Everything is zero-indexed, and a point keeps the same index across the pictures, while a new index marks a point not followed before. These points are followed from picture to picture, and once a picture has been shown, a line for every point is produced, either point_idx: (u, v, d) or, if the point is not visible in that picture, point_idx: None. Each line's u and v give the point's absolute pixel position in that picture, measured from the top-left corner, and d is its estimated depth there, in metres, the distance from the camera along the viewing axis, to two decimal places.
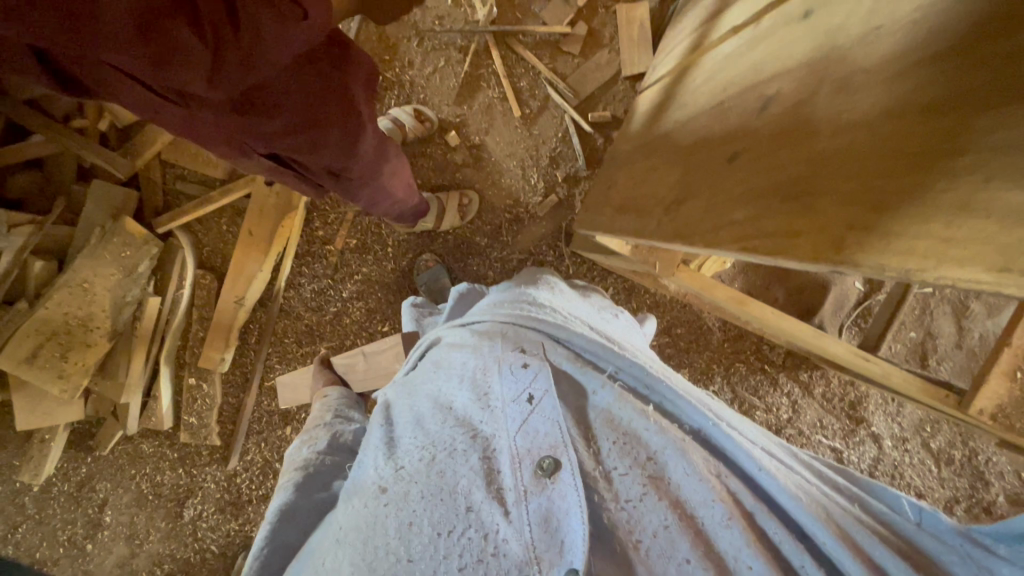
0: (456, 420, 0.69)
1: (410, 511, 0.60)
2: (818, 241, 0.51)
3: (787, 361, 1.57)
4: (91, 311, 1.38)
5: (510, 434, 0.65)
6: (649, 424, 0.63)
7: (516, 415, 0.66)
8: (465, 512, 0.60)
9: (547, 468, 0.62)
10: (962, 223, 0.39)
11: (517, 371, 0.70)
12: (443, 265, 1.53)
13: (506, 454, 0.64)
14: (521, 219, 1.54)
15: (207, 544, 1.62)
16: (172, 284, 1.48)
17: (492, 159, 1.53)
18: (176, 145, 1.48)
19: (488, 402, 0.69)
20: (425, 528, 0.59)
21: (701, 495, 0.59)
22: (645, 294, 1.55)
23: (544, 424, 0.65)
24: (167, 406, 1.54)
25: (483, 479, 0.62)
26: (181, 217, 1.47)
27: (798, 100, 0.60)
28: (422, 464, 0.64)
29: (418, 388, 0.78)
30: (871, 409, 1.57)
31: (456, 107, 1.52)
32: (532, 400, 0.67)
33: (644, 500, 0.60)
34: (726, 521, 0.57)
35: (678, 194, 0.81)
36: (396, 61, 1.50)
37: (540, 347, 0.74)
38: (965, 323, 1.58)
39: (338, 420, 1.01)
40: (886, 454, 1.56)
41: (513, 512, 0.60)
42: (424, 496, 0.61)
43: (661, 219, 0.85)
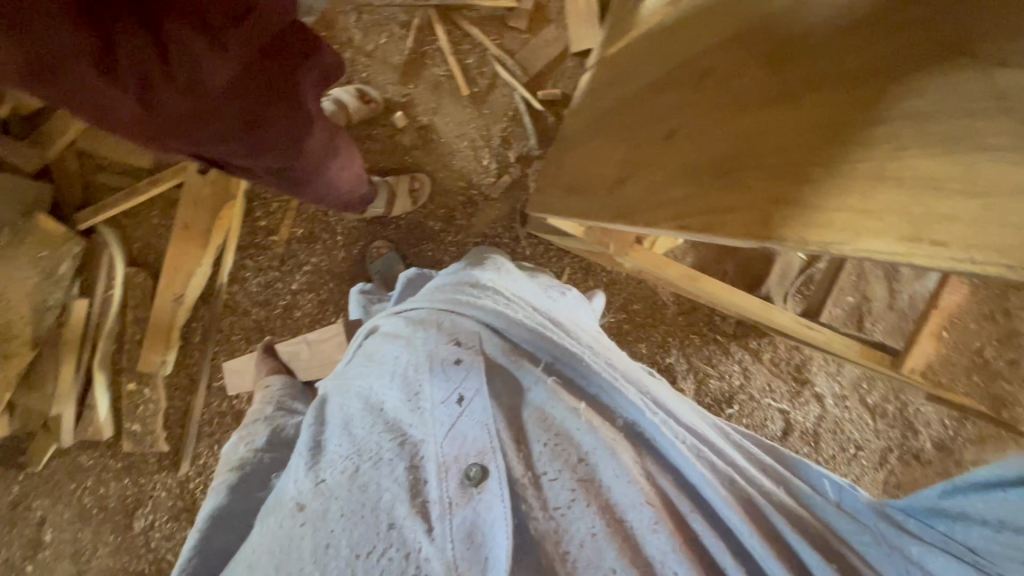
0: (387, 424, 0.67)
1: (326, 532, 0.58)
2: (747, 220, 0.51)
3: (737, 330, 1.63)
4: (8, 320, 1.27)
5: (438, 440, 0.64)
6: (580, 423, 0.64)
7: (444, 418, 0.65)
8: (387, 530, 0.59)
9: (473, 476, 0.62)
10: (877, 192, 0.38)
11: (449, 369, 0.69)
12: (396, 253, 1.48)
13: (433, 462, 0.63)
14: (474, 202, 1.51)
15: (162, 555, 1.55)
16: (101, 284, 1.38)
17: (441, 140, 1.48)
18: (93, 132, 1.35)
19: (418, 402, 0.67)
20: (342, 549, 0.58)
21: (630, 498, 0.60)
22: (602, 272, 1.57)
23: (472, 428, 0.65)
24: (105, 415, 1.43)
25: (407, 491, 0.61)
26: (105, 211, 1.36)
27: (733, 70, 0.60)
28: (344, 476, 0.62)
29: (350, 385, 0.75)
30: (814, 370, 1.66)
31: (401, 86, 1.45)
32: (461, 401, 0.66)
33: (572, 507, 0.60)
34: (652, 525, 0.59)
35: (623, 171, 0.81)
36: (334, 38, 1.42)
37: (477, 338, 0.72)
38: (897, 285, 1.69)
39: (281, 412, 0.92)
40: (829, 412, 1.66)
41: (437, 529, 0.60)
42: (343, 514, 0.59)
43: (609, 197, 0.84)
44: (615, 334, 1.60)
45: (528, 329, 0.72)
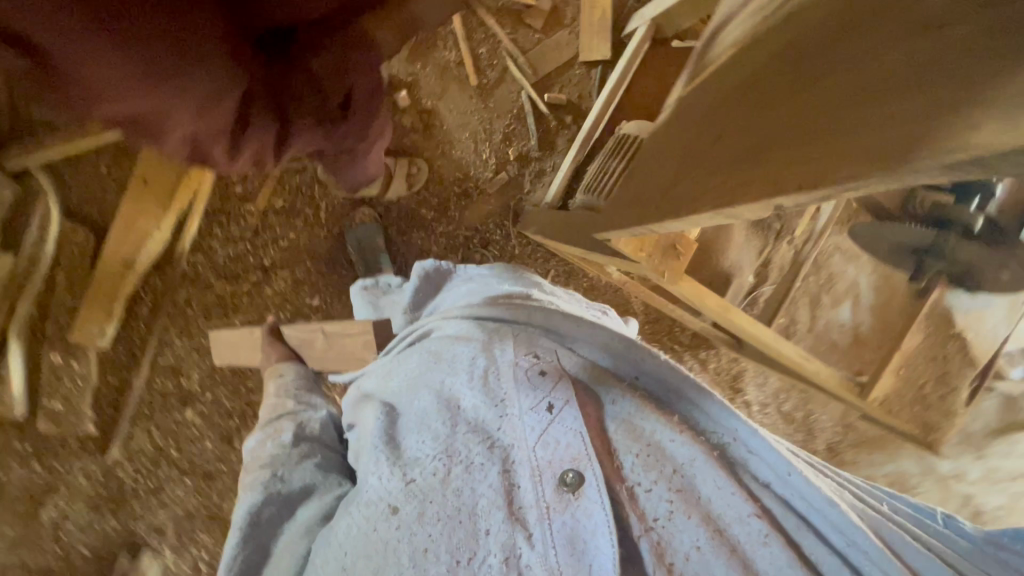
0: (472, 429, 0.66)
1: (424, 536, 0.59)
2: (758, 173, 0.41)
3: (691, 341, 1.79)
4: None
5: (529, 446, 0.63)
6: (679, 440, 0.62)
7: (534, 425, 0.64)
8: (484, 535, 0.59)
9: (570, 482, 0.61)
10: (884, 105, 0.29)
11: (535, 379, 0.67)
12: (378, 223, 1.42)
13: (525, 470, 0.62)
14: (470, 194, 1.48)
15: (74, 546, 1.37)
16: (31, 237, 1.18)
17: (444, 127, 1.43)
18: None
19: (504, 407, 0.66)
20: (443, 551, 0.58)
21: (736, 510, 0.58)
22: (582, 277, 1.62)
23: (566, 435, 0.63)
24: (20, 388, 1.24)
25: (501, 495, 0.61)
26: (39, 152, 1.15)
27: (760, 41, 0.53)
28: (436, 480, 0.62)
29: (417, 386, 0.72)
30: (746, 380, 1.88)
31: (408, 64, 1.38)
32: (551, 411, 0.65)
33: (673, 518, 0.59)
34: (763, 540, 0.57)
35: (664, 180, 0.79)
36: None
37: (553, 350, 0.70)
38: (817, 311, 1.88)
39: (294, 400, 0.90)
40: (753, 417, 1.89)
41: (536, 535, 0.59)
42: (439, 518, 0.60)
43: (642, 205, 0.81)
44: None
45: (606, 341, 0.70)
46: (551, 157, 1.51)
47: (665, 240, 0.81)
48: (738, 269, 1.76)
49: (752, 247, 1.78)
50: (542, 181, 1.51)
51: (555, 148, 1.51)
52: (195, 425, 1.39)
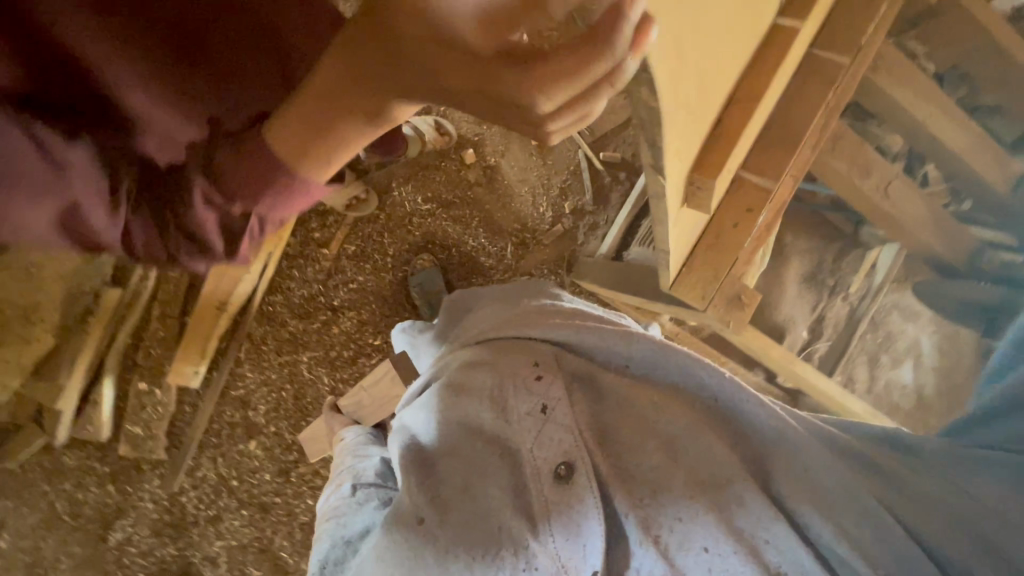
0: (484, 441, 0.61)
1: (444, 543, 0.56)
2: None
3: None
4: (36, 300, 1.19)
5: (528, 447, 0.59)
6: (662, 416, 0.60)
7: (529, 426, 0.60)
8: (495, 535, 0.56)
9: (563, 475, 0.58)
10: None
11: (531, 383, 0.62)
12: (438, 267, 1.49)
13: (528, 469, 0.59)
14: (527, 244, 1.56)
15: (134, 572, 1.40)
16: (136, 274, 1.30)
17: (505, 181, 1.53)
18: None
19: (506, 412, 0.61)
20: (462, 558, 0.55)
21: (719, 474, 0.57)
22: None
23: (558, 432, 0.60)
24: (107, 414, 1.33)
25: (512, 504, 0.58)
26: None
27: None
28: (454, 491, 0.59)
29: (427, 405, 0.67)
30: None
31: (476, 125, 1.50)
32: (546, 410, 0.61)
33: (660, 493, 0.57)
34: (769, 518, 0.55)
35: (733, 215, 0.80)
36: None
37: (554, 353, 0.65)
38: (877, 371, 1.80)
39: (356, 455, 0.89)
40: None
41: (541, 530, 0.56)
42: (457, 526, 0.57)
43: (706, 245, 0.82)
44: None
45: (590, 329, 0.65)
46: (604, 211, 1.58)
47: (731, 290, 0.83)
48: (792, 324, 1.73)
49: (806, 302, 1.75)
50: (595, 234, 1.58)
51: (608, 203, 1.59)
52: (258, 458, 1.44)
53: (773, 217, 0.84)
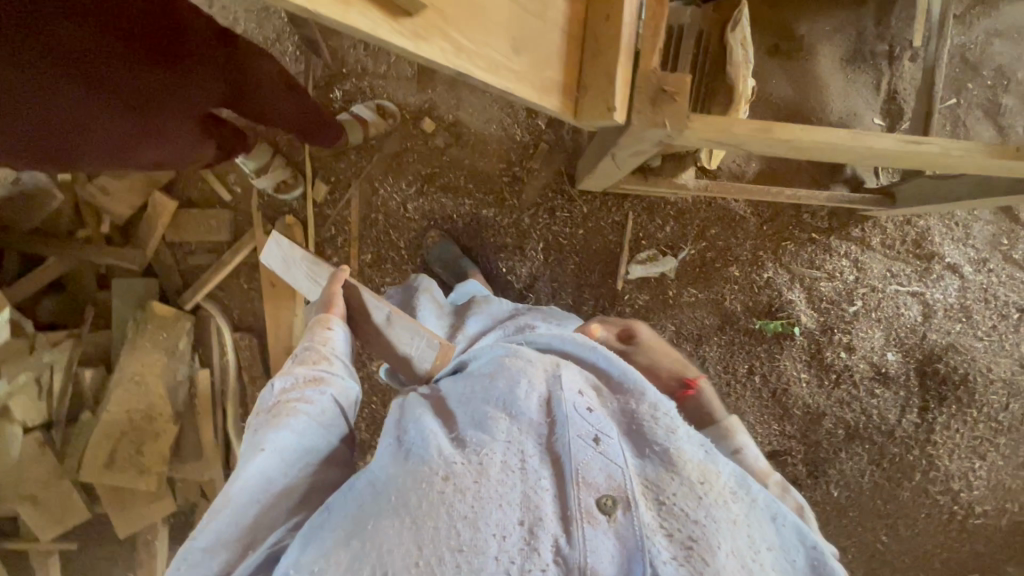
0: (528, 437, 0.65)
1: (467, 505, 0.57)
2: None
3: (832, 222, 1.47)
4: (150, 401, 1.39)
5: (574, 460, 0.62)
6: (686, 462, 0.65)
7: (581, 448, 0.63)
8: (520, 522, 0.57)
9: (606, 505, 0.60)
10: None
11: (584, 411, 0.68)
12: (449, 237, 1.51)
13: (578, 483, 0.61)
14: (519, 177, 1.51)
15: None
16: (216, 353, 1.49)
17: (471, 131, 1.51)
18: (178, 222, 1.49)
19: (558, 428, 0.66)
20: (490, 526, 0.56)
21: (720, 510, 0.62)
22: (666, 206, 1.48)
23: (607, 464, 0.63)
24: None
25: (552, 512, 0.59)
26: (203, 286, 1.48)
27: None
28: (494, 465, 0.61)
29: (465, 391, 0.72)
30: (938, 240, 1.47)
31: (420, 94, 1.50)
32: (599, 441, 0.65)
33: (670, 523, 0.60)
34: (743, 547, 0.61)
35: (602, 10, 0.70)
36: (337, 85, 1.48)
37: (600, 394, 0.72)
38: (1003, 121, 1.48)
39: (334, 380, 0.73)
40: (971, 281, 1.46)
41: (573, 536, 0.57)
42: (490, 493, 0.59)
43: (591, 58, 0.72)
44: (701, 266, 1.49)
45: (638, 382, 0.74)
46: None
47: (649, 89, 0.72)
48: (855, 116, 1.44)
49: (864, 86, 1.45)
50: (583, 131, 1.48)
51: None
52: None
53: None
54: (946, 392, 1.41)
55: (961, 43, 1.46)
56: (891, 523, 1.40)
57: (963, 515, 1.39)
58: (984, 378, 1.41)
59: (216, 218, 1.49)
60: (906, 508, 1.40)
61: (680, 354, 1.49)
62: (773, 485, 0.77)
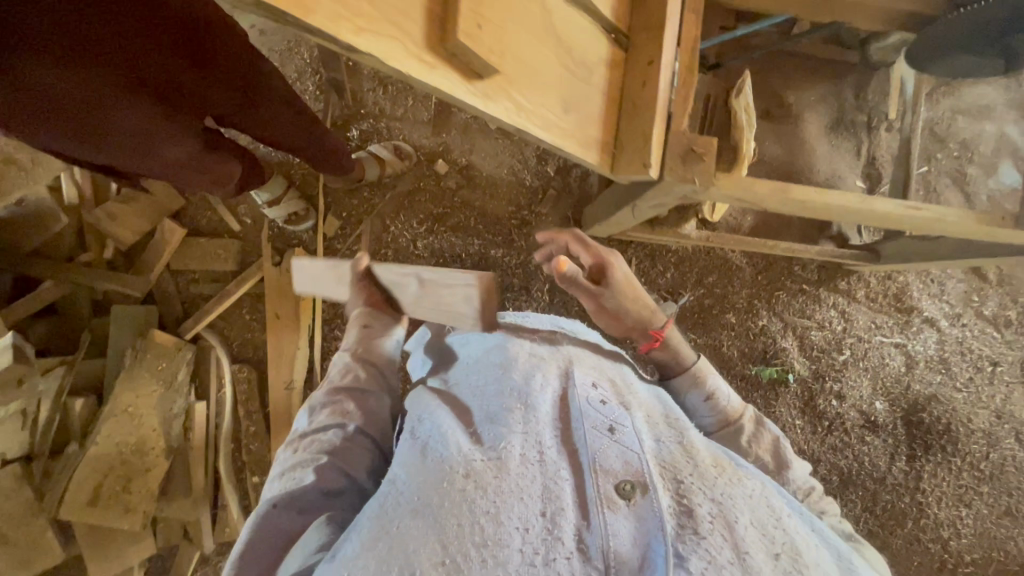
0: (544, 430, 0.65)
1: (490, 499, 0.57)
2: None
3: (821, 275, 1.56)
4: (142, 435, 1.35)
5: (591, 450, 0.63)
6: (694, 458, 0.67)
7: (596, 438, 0.64)
8: (544, 513, 0.57)
9: (628, 491, 0.59)
10: None
11: (596, 404, 0.69)
12: None
13: (596, 471, 0.61)
14: (527, 221, 1.56)
15: None
16: (213, 385, 1.45)
17: (483, 174, 1.56)
18: (184, 251, 1.47)
19: (570, 423, 0.67)
20: (517, 517, 0.56)
21: (737, 495, 0.63)
22: (668, 253, 1.55)
23: (624, 453, 0.63)
24: (237, 513, 1.43)
25: (573, 502, 0.58)
26: (204, 316, 1.46)
27: None
28: (513, 459, 0.61)
29: (478, 392, 0.72)
30: (916, 295, 1.56)
31: (435, 137, 1.56)
32: (614, 431, 0.66)
33: (695, 506, 0.60)
34: (769, 531, 0.60)
35: (638, 79, 0.80)
36: (355, 125, 1.54)
37: (611, 391, 0.74)
38: (969, 189, 1.62)
39: (362, 395, 0.80)
40: (948, 334, 1.55)
41: (597, 523, 0.56)
42: (512, 486, 0.58)
43: (626, 120, 0.80)
44: (700, 312, 1.55)
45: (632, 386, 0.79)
46: None
47: (679, 147, 0.78)
48: (839, 178, 1.56)
49: (846, 151, 1.58)
50: (590, 180, 1.56)
51: None
52: None
53: (692, 57, 0.79)
54: (932, 440, 1.48)
55: (930, 117, 1.61)
56: None
57: (953, 564, 1.43)
58: (965, 427, 1.49)
59: (225, 246, 1.48)
60: (900, 555, 1.43)
61: None
62: (747, 422, 0.85)
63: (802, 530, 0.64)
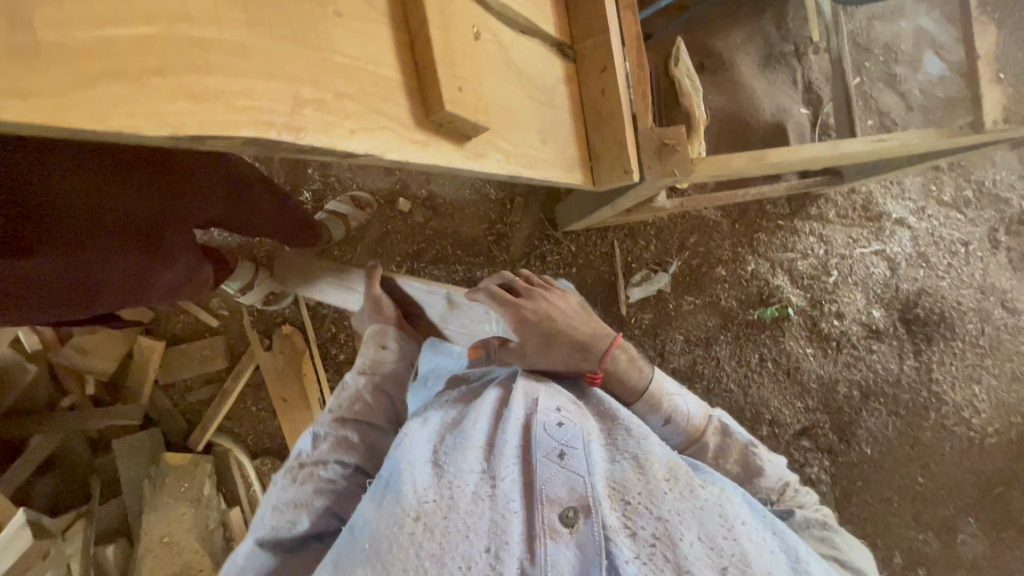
0: (499, 462, 0.68)
1: (436, 543, 0.60)
2: None
3: (791, 207, 1.61)
4: (185, 559, 1.30)
5: (540, 481, 0.66)
6: (649, 470, 0.70)
7: (546, 467, 0.68)
8: (486, 551, 0.60)
9: (569, 517, 0.64)
10: None
11: (554, 428, 0.72)
12: None
13: (544, 502, 0.65)
14: (504, 234, 1.55)
15: None
16: (241, 486, 1.41)
17: (446, 200, 1.54)
18: (167, 363, 1.40)
19: (525, 452, 0.70)
20: (463, 553, 0.59)
21: (684, 506, 0.66)
22: (646, 227, 1.57)
23: (572, 480, 0.67)
24: None
25: (519, 536, 0.62)
26: (210, 423, 1.41)
27: None
28: (466, 495, 0.64)
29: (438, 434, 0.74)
30: (881, 200, 1.63)
31: (389, 176, 1.51)
32: (564, 456, 0.69)
33: (631, 535, 0.64)
34: (711, 544, 0.64)
35: (596, 85, 0.80)
36: (305, 186, 1.47)
37: (574, 412, 0.77)
38: (902, 87, 1.68)
39: (368, 405, 0.89)
40: (918, 228, 1.62)
41: (535, 556, 0.61)
42: (465, 520, 0.62)
43: (595, 131, 0.81)
44: (691, 274, 1.57)
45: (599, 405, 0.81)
46: None
47: (651, 144, 0.79)
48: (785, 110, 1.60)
49: (784, 83, 1.61)
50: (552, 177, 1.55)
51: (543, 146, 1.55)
52: None
53: (639, 56, 0.81)
54: (931, 331, 1.56)
55: (851, 30, 1.67)
56: (922, 462, 1.51)
57: (980, 438, 1.52)
58: (955, 310, 1.57)
59: (209, 345, 1.41)
60: (931, 445, 1.52)
61: (695, 360, 1.55)
62: (712, 435, 0.87)
63: (753, 533, 0.67)
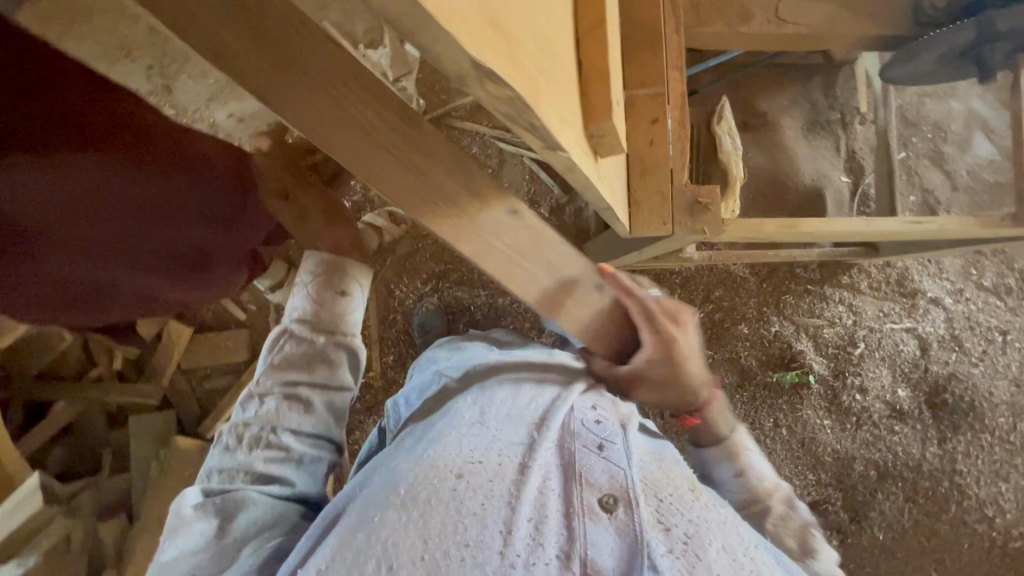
0: (541, 437, 0.67)
1: (477, 501, 0.57)
2: None
3: (822, 273, 1.58)
4: None
5: (580, 460, 0.64)
6: (670, 477, 0.69)
7: (586, 452, 0.66)
8: (525, 517, 0.57)
9: (608, 504, 0.60)
10: None
11: (594, 417, 0.71)
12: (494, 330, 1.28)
13: (583, 483, 0.62)
14: None
15: None
16: None
17: None
18: (192, 349, 1.46)
19: (568, 433, 0.68)
20: (503, 511, 0.57)
21: (709, 515, 0.65)
22: (672, 275, 1.57)
23: (610, 467, 0.65)
24: None
25: (561, 511, 0.59)
26: (222, 413, 1.44)
27: None
28: (507, 460, 0.63)
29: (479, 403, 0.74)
30: (918, 278, 1.59)
31: None
32: (603, 448, 0.67)
33: (664, 531, 0.60)
34: (732, 552, 0.61)
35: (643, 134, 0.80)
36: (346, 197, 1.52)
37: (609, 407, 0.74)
38: (948, 167, 1.66)
39: (328, 370, 0.73)
40: (953, 311, 1.58)
41: (575, 535, 0.57)
42: (506, 481, 0.60)
43: (638, 178, 0.81)
44: (713, 328, 1.56)
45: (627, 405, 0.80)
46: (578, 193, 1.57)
47: (685, 200, 0.80)
48: (826, 177, 1.59)
49: (826, 149, 1.61)
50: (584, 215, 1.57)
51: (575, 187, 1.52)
52: None
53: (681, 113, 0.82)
54: (959, 420, 1.50)
55: (899, 105, 1.67)
56: (938, 556, 1.44)
57: (1002, 540, 1.44)
58: (986, 400, 1.51)
59: (233, 337, 1.47)
60: (949, 540, 1.44)
61: None
62: (775, 502, 0.86)
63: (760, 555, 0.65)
